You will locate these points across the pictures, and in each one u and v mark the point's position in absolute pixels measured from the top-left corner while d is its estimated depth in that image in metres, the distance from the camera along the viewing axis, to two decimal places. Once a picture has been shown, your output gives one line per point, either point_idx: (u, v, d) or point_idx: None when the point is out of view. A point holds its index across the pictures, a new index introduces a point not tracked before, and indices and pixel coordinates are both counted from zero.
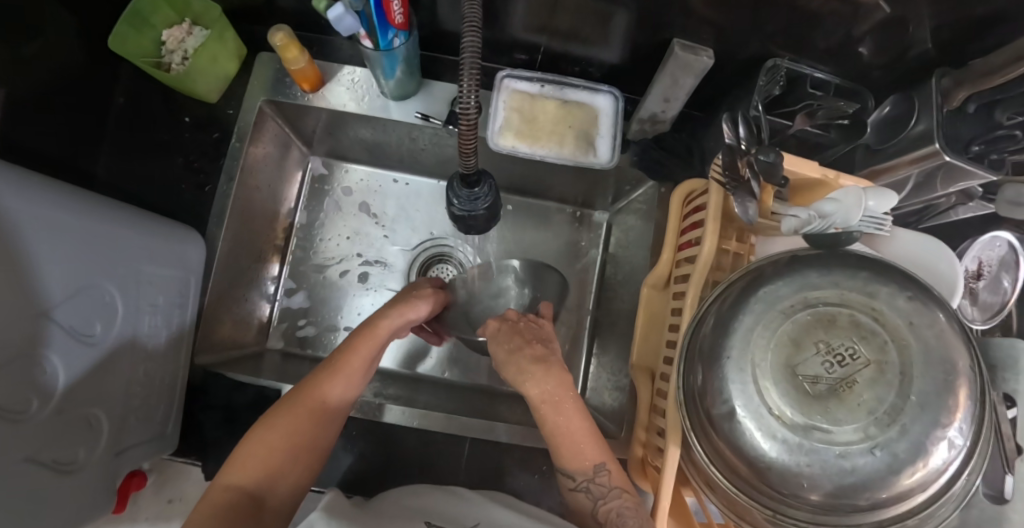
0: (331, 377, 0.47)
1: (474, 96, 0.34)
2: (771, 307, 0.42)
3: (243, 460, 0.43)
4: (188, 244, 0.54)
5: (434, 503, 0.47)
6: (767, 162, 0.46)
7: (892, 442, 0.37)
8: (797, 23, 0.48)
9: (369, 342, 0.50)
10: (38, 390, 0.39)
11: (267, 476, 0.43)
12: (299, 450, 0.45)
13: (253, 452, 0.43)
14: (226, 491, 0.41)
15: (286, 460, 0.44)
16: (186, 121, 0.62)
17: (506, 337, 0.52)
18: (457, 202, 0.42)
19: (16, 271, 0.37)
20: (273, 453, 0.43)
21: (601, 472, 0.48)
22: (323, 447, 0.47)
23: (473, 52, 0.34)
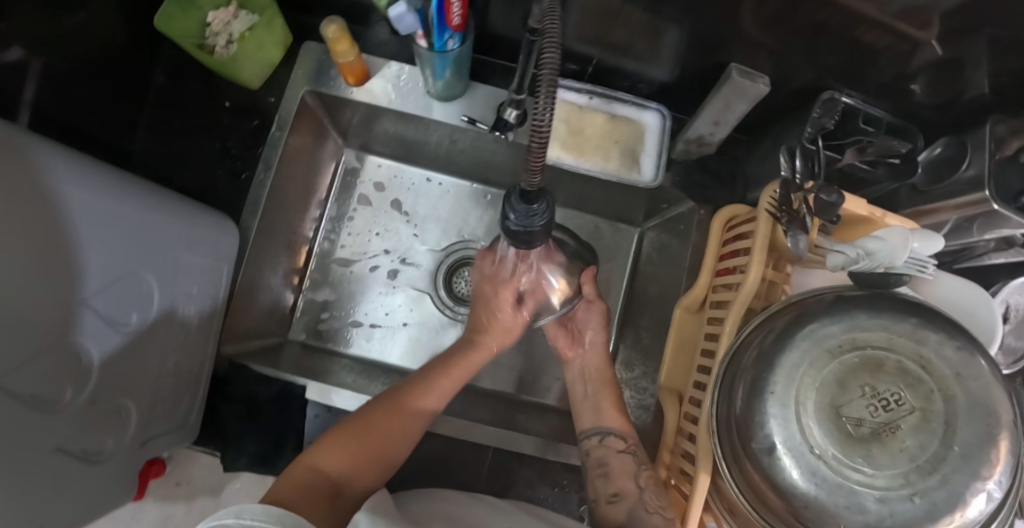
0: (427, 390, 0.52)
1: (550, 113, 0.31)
2: (818, 345, 0.42)
3: (334, 448, 0.44)
4: (222, 233, 0.53)
5: (466, 511, 0.47)
6: (828, 201, 0.45)
7: (931, 490, 0.37)
8: (856, 59, 0.47)
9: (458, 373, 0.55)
10: (72, 378, 0.38)
11: (350, 466, 0.43)
12: (383, 445, 0.47)
13: (352, 433, 0.46)
14: (313, 473, 0.41)
15: (365, 456, 0.45)
16: (225, 106, 0.60)
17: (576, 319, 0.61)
18: (512, 216, 0.41)
19: (60, 254, 0.36)
20: (371, 437, 0.46)
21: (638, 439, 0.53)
22: (396, 454, 0.48)
23: (553, 67, 0.31)
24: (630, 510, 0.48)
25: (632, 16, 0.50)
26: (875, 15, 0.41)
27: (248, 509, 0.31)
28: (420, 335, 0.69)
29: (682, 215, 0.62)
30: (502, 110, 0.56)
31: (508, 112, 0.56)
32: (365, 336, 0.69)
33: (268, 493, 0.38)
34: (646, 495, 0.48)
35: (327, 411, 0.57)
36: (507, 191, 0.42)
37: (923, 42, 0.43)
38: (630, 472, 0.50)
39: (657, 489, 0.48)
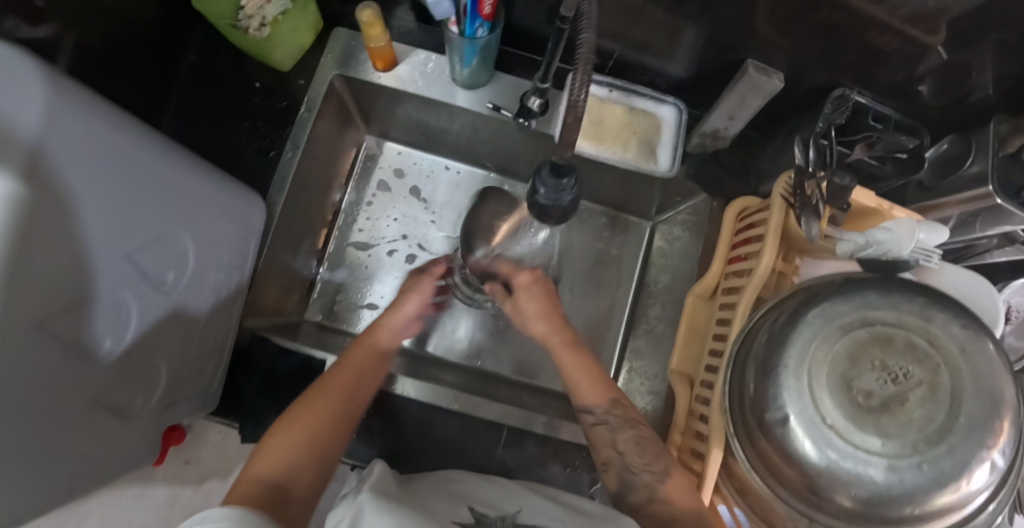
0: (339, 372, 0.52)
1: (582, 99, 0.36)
2: (829, 323, 0.43)
3: (265, 457, 0.44)
4: (250, 206, 0.55)
5: (473, 485, 0.50)
6: (840, 185, 0.48)
7: (939, 459, 0.39)
8: (866, 58, 0.50)
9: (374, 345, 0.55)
10: (113, 330, 0.39)
11: (291, 467, 0.44)
12: (319, 439, 0.46)
13: (285, 436, 0.45)
14: (250, 485, 0.41)
15: (302, 453, 0.45)
16: (256, 87, 0.62)
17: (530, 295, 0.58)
18: (543, 190, 0.43)
19: (114, 207, 0.37)
20: (307, 432, 0.46)
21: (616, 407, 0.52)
22: (342, 441, 0.48)
23: (587, 60, 0.37)
24: (620, 475, 0.50)
25: (653, 12, 0.52)
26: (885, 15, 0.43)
27: (212, 514, 0.33)
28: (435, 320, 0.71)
29: (695, 207, 0.65)
30: (526, 98, 0.58)
31: (532, 100, 0.58)
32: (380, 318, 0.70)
33: None
34: (629, 459, 0.50)
35: None
36: (538, 166, 0.43)
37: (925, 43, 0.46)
38: (609, 440, 0.51)
39: (638, 447, 0.50)
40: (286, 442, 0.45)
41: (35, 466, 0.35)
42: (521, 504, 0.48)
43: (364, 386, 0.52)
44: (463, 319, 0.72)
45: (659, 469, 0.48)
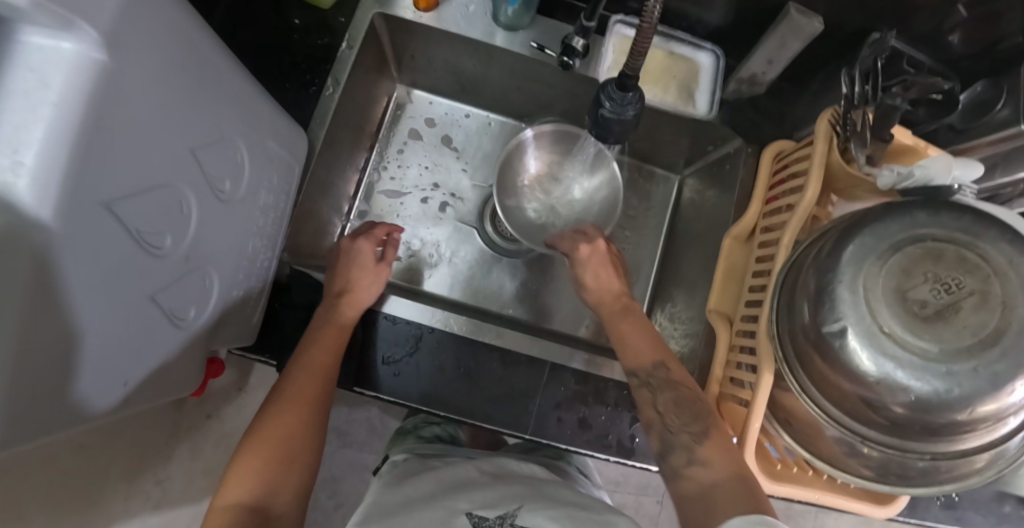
0: (300, 377, 0.51)
1: (660, 9, 0.35)
2: (880, 241, 0.45)
3: (240, 476, 0.45)
4: (297, 133, 0.55)
5: (472, 493, 0.52)
6: (890, 105, 0.48)
7: (993, 362, 0.40)
8: (903, 1, 0.52)
9: (331, 338, 0.53)
10: (173, 227, 0.39)
11: (265, 485, 0.44)
12: (289, 451, 0.47)
13: (252, 458, 0.46)
14: (229, 509, 0.42)
15: (271, 469, 0.46)
16: (295, 24, 0.61)
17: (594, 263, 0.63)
18: (609, 103, 0.43)
19: (182, 96, 0.38)
20: (278, 448, 0.47)
21: (660, 368, 0.53)
22: (314, 446, 0.50)
23: None
24: (661, 436, 0.50)
25: None
26: None
27: None
28: (468, 268, 0.72)
29: (727, 154, 0.67)
30: (569, 39, 0.58)
31: (576, 41, 0.58)
32: (414, 267, 0.71)
33: None
34: (668, 419, 0.50)
35: (385, 320, 0.58)
36: (602, 82, 0.44)
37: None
38: (650, 400, 0.52)
39: (677, 407, 0.50)
40: (254, 462, 0.46)
41: (106, 354, 0.35)
42: (520, 503, 0.49)
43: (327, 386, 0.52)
44: (493, 268, 0.72)
45: (697, 430, 0.48)
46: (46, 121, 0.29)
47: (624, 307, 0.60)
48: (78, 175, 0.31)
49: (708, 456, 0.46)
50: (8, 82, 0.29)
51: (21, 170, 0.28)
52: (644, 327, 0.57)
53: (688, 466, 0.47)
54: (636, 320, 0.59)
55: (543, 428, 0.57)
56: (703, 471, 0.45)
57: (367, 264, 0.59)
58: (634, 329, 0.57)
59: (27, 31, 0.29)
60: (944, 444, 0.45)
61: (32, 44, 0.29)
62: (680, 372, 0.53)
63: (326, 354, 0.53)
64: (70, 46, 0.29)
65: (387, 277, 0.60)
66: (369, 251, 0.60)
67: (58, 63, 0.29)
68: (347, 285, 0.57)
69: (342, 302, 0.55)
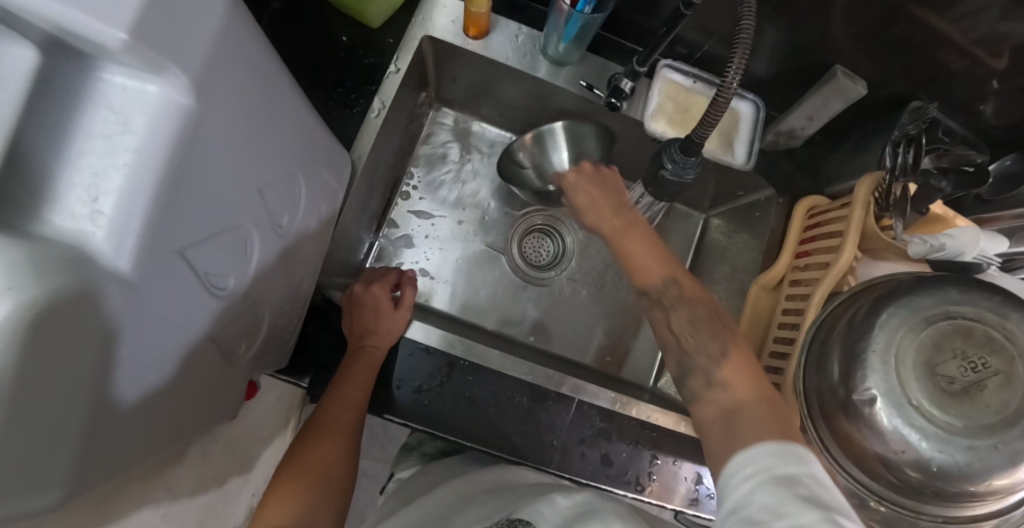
0: (332, 406, 0.51)
1: (738, 85, 0.38)
2: (915, 314, 0.47)
3: (277, 501, 0.45)
4: (344, 159, 0.54)
5: (471, 513, 0.52)
6: (938, 186, 0.51)
7: (1012, 440, 0.42)
8: (942, 76, 0.54)
9: (364, 370, 0.54)
10: (236, 267, 0.39)
11: (303, 512, 0.45)
12: (326, 477, 0.49)
13: (288, 483, 0.47)
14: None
15: (308, 495, 0.47)
16: (343, 41, 0.61)
17: (587, 188, 0.60)
18: (671, 164, 0.45)
19: (254, 136, 0.37)
20: (315, 474, 0.48)
21: (670, 283, 0.50)
22: (347, 473, 0.51)
23: (746, 52, 0.38)
24: (677, 359, 0.49)
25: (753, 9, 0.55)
26: (960, 37, 0.49)
27: None
28: (493, 292, 0.73)
29: (757, 202, 0.69)
30: (617, 81, 0.59)
31: (624, 83, 0.59)
32: (440, 290, 0.71)
33: None
34: (683, 340, 0.48)
35: (422, 350, 0.58)
36: (665, 142, 0.46)
37: (992, 64, 0.51)
38: (664, 319, 0.50)
39: (692, 326, 0.48)
40: (292, 489, 0.47)
41: (161, 394, 0.35)
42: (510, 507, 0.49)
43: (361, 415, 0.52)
44: (519, 294, 0.73)
45: (715, 351, 0.46)
46: (127, 168, 0.28)
47: (623, 226, 0.56)
48: (155, 224, 0.30)
49: (728, 377, 0.44)
50: (85, 124, 0.27)
51: (100, 220, 0.28)
52: (649, 241, 0.53)
53: (709, 388, 0.45)
54: (643, 232, 0.55)
55: (567, 462, 0.58)
56: (725, 395, 0.44)
57: (384, 308, 0.59)
58: (641, 245, 0.54)
59: (109, 71, 0.27)
60: (953, 509, 0.47)
61: (114, 83, 0.28)
62: (691, 289, 0.50)
63: (361, 387, 0.53)
64: (156, 91, 0.29)
65: (405, 319, 0.61)
66: (386, 296, 0.60)
67: (141, 106, 0.28)
68: (371, 323, 0.58)
69: (372, 338, 0.56)
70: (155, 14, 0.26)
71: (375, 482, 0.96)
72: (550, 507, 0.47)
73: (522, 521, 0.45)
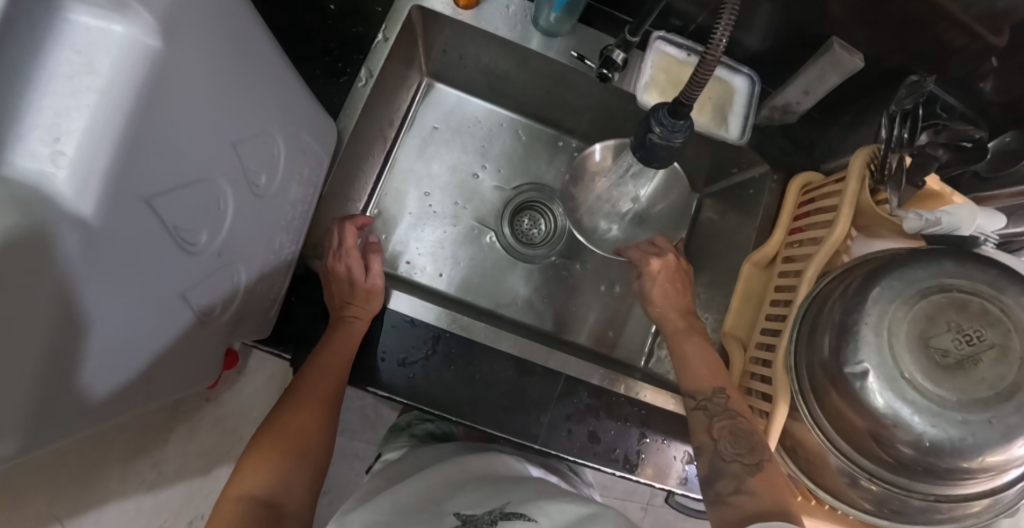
0: (311, 376, 0.51)
1: (727, 38, 0.37)
2: (909, 286, 0.45)
3: (250, 470, 0.45)
4: (327, 124, 0.53)
5: (463, 497, 0.52)
6: None
7: (1007, 415, 0.41)
8: (940, 48, 0.53)
9: (342, 341, 0.53)
10: (209, 223, 0.38)
11: (277, 481, 0.45)
12: (303, 445, 0.48)
13: (262, 452, 0.46)
14: (238, 502, 0.43)
15: (282, 465, 0.46)
16: (330, 9, 0.59)
17: (665, 280, 0.63)
18: (660, 129, 0.44)
19: (225, 87, 0.36)
20: (292, 443, 0.48)
21: (719, 394, 0.54)
22: (327, 436, 0.50)
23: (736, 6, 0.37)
24: (711, 462, 0.51)
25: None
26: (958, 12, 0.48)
27: None
28: (482, 270, 0.72)
29: (752, 179, 0.68)
30: (609, 51, 0.57)
31: (616, 54, 0.57)
32: (429, 266, 0.70)
33: None
34: (720, 445, 0.51)
35: (407, 322, 0.57)
36: (654, 107, 0.45)
37: (991, 36, 0.49)
38: (705, 424, 0.53)
39: (732, 438, 0.50)
40: (265, 458, 0.46)
41: (129, 351, 0.34)
42: (507, 499, 0.50)
43: (340, 386, 0.52)
44: (510, 272, 0.72)
45: (751, 461, 0.49)
46: (91, 109, 0.27)
47: (688, 328, 0.60)
48: (119, 171, 0.29)
49: (756, 486, 0.47)
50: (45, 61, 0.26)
51: (62, 162, 0.26)
52: (708, 349, 0.57)
53: (735, 494, 0.48)
54: (701, 340, 0.59)
55: (553, 439, 0.57)
56: (749, 501, 0.46)
57: (358, 277, 0.57)
58: (697, 350, 0.58)
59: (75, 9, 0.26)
60: (945, 486, 0.46)
61: (82, 24, 0.26)
62: (738, 400, 0.54)
63: (340, 357, 0.52)
64: (122, 31, 0.27)
65: (379, 286, 0.58)
66: (358, 263, 0.57)
67: (106, 45, 0.27)
68: (347, 293, 0.56)
69: (350, 309, 0.55)
70: None
71: (365, 463, 0.95)
72: (552, 508, 0.48)
73: (517, 515, 0.46)
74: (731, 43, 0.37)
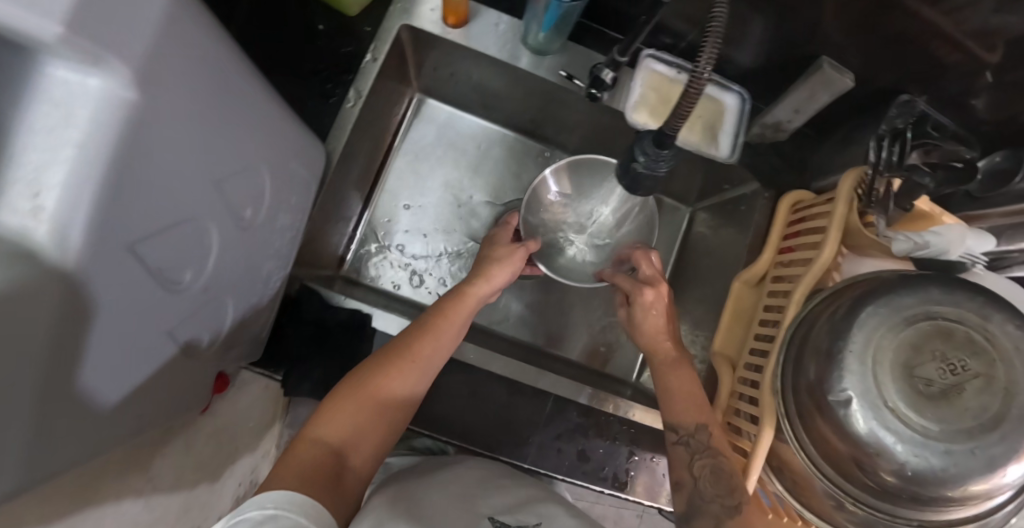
0: (416, 338, 0.51)
1: (709, 72, 0.36)
2: (894, 313, 0.45)
3: (337, 413, 0.45)
4: (316, 149, 0.54)
5: (490, 495, 0.47)
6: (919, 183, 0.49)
7: (991, 445, 0.41)
8: (926, 67, 0.52)
9: (459, 312, 0.54)
10: (193, 261, 0.38)
11: (354, 432, 0.44)
12: (393, 404, 0.47)
13: (352, 399, 0.46)
14: (316, 443, 0.42)
15: (366, 418, 0.45)
16: (319, 30, 0.60)
17: (654, 312, 0.60)
18: (643, 158, 0.44)
19: (209, 128, 0.36)
20: (379, 400, 0.47)
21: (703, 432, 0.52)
22: (403, 418, 0.49)
23: (719, 38, 0.36)
24: (689, 497, 0.49)
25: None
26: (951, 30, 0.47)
27: (274, 498, 0.36)
28: None
29: (743, 196, 0.68)
30: (598, 71, 0.57)
31: (605, 73, 0.57)
32: (421, 283, 0.71)
33: (273, 471, 0.40)
34: (701, 485, 0.49)
35: None
36: (639, 135, 0.45)
37: (984, 56, 0.48)
38: (686, 462, 0.51)
39: (714, 476, 0.49)
40: (357, 406, 0.46)
41: (113, 394, 0.34)
42: (539, 515, 0.46)
43: (439, 353, 0.52)
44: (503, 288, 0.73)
45: (731, 502, 0.47)
46: (69, 164, 0.27)
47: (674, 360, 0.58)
48: (104, 220, 0.29)
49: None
50: (25, 118, 0.26)
51: (42, 216, 0.27)
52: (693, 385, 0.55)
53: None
54: (685, 374, 0.56)
55: (543, 458, 0.59)
56: None
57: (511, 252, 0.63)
58: (682, 385, 0.55)
59: (51, 65, 0.25)
60: (929, 513, 0.46)
61: (57, 77, 0.26)
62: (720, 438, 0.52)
63: (446, 324, 0.53)
64: (99, 84, 0.27)
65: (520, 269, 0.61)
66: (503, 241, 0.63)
67: (82, 99, 0.27)
68: (483, 267, 0.59)
69: (476, 285, 0.57)
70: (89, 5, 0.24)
71: None
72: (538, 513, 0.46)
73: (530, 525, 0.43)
74: (713, 76, 0.37)
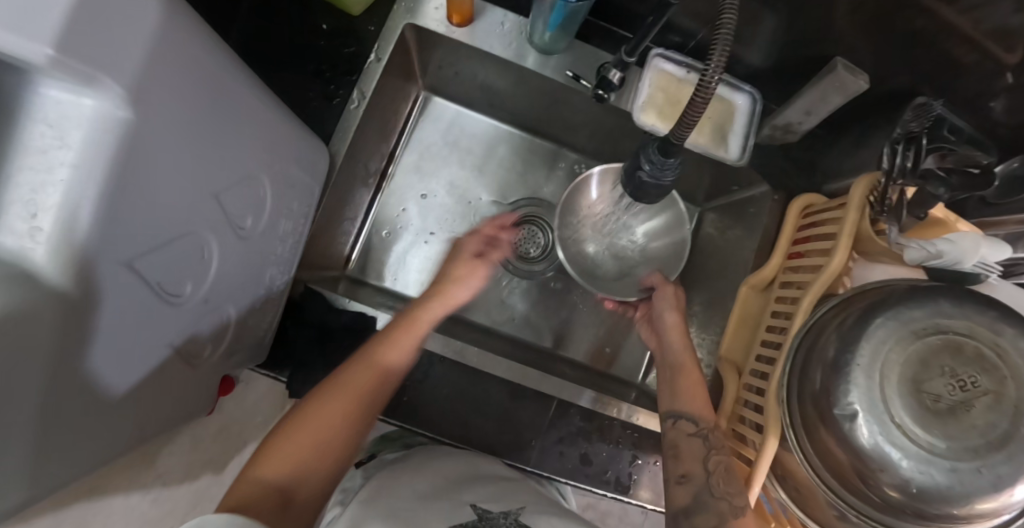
0: (360, 366, 0.49)
1: (717, 82, 0.35)
2: (904, 327, 0.45)
3: (279, 451, 0.44)
4: (320, 154, 0.53)
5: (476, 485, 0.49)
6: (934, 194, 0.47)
7: (997, 464, 0.40)
8: (947, 70, 0.50)
9: (406, 334, 0.53)
10: (192, 274, 0.38)
11: (297, 469, 0.43)
12: (337, 434, 0.46)
13: (294, 435, 0.45)
14: (254, 483, 0.41)
15: (308, 451, 0.44)
16: (322, 29, 0.59)
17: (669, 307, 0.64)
18: (647, 167, 0.43)
19: (206, 141, 0.36)
20: (320, 431, 0.45)
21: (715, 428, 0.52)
22: (353, 445, 0.47)
23: (727, 45, 0.35)
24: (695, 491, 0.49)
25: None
26: (974, 32, 0.45)
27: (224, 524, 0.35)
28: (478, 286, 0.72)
29: (752, 198, 0.67)
30: (606, 71, 0.56)
31: (613, 74, 0.56)
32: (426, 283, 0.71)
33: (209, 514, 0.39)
34: (712, 479, 0.48)
35: None
36: (645, 143, 0.44)
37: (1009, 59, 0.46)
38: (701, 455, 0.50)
39: (727, 474, 0.48)
40: (303, 442, 0.44)
41: (113, 406, 0.35)
42: (522, 502, 0.47)
43: (389, 377, 0.50)
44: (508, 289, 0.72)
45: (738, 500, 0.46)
46: (64, 185, 0.27)
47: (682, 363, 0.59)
48: (102, 240, 0.29)
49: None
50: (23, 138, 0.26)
51: (40, 237, 0.27)
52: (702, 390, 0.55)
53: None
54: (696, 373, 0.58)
55: (545, 460, 0.59)
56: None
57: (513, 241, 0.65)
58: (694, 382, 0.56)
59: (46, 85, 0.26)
60: None
61: (51, 98, 0.26)
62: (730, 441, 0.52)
63: (393, 348, 0.51)
64: (93, 104, 0.27)
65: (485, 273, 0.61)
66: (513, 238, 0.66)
67: (77, 120, 0.27)
68: (438, 289, 0.58)
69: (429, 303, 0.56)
70: (83, 27, 0.24)
71: None
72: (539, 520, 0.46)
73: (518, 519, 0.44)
74: (721, 86, 0.35)
